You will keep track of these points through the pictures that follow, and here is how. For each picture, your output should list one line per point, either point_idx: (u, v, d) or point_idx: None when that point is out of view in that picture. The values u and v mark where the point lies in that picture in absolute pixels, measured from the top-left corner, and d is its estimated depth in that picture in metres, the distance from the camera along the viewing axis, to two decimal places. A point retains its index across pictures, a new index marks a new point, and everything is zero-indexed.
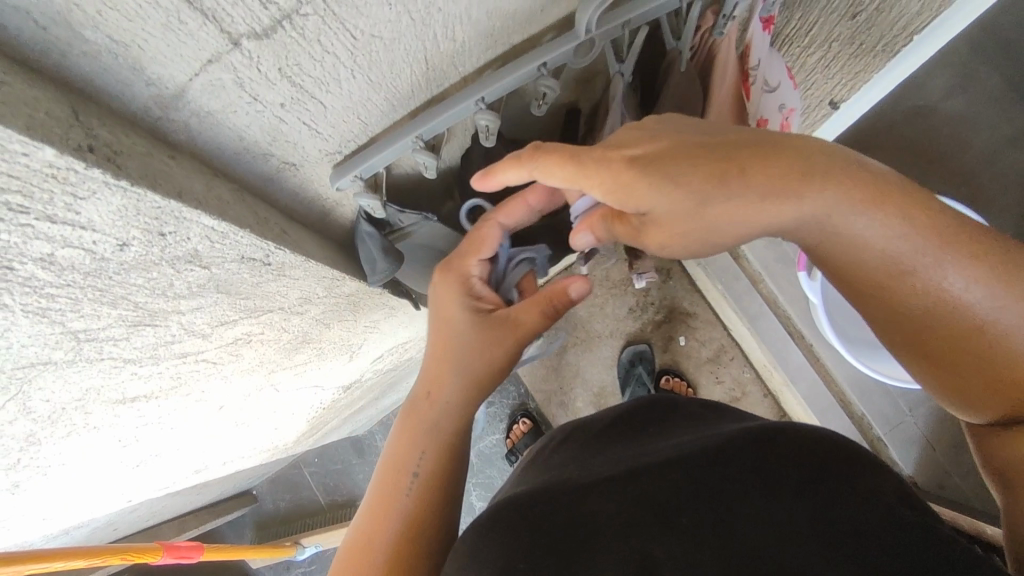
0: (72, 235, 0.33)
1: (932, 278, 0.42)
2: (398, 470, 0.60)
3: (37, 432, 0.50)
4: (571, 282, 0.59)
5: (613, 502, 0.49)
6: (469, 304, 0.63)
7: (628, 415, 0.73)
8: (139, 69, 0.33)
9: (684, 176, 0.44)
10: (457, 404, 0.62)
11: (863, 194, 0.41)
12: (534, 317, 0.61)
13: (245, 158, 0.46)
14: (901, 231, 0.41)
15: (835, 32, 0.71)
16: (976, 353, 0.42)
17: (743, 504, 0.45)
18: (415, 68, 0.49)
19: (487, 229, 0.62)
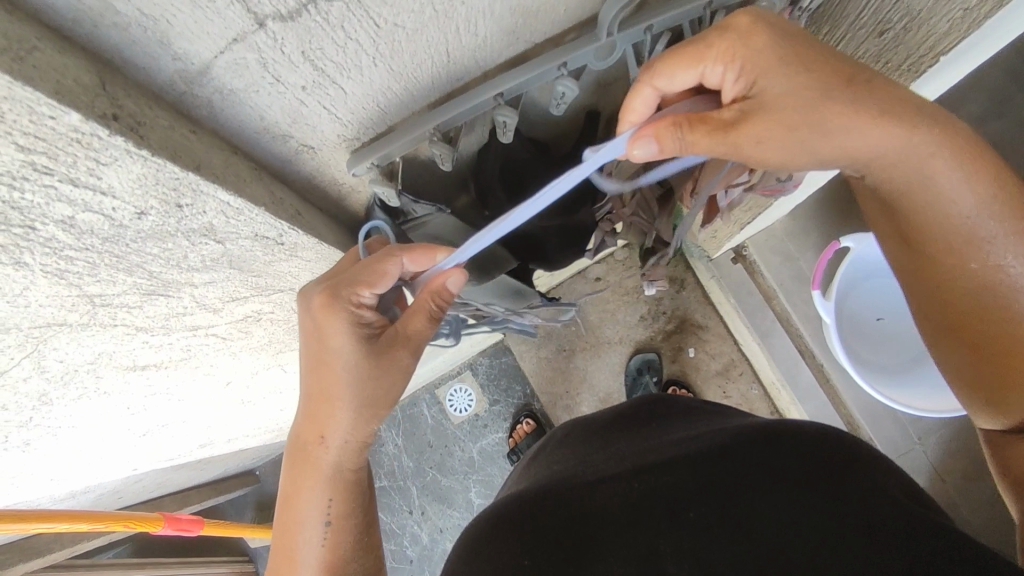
0: (92, 199, 0.34)
1: (994, 242, 0.48)
2: (295, 502, 0.60)
3: (49, 392, 0.52)
4: (446, 279, 0.55)
5: (625, 499, 0.51)
6: (354, 334, 0.55)
7: (630, 411, 0.74)
8: (166, 44, 0.34)
9: (819, 67, 0.43)
10: (352, 442, 0.59)
11: (958, 159, 0.45)
12: (423, 325, 0.58)
13: (264, 137, 0.47)
14: (979, 201, 0.47)
15: (863, 48, 0.70)
16: (1016, 331, 0.48)
17: (748, 503, 0.46)
18: (436, 59, 0.50)
19: (391, 266, 0.54)
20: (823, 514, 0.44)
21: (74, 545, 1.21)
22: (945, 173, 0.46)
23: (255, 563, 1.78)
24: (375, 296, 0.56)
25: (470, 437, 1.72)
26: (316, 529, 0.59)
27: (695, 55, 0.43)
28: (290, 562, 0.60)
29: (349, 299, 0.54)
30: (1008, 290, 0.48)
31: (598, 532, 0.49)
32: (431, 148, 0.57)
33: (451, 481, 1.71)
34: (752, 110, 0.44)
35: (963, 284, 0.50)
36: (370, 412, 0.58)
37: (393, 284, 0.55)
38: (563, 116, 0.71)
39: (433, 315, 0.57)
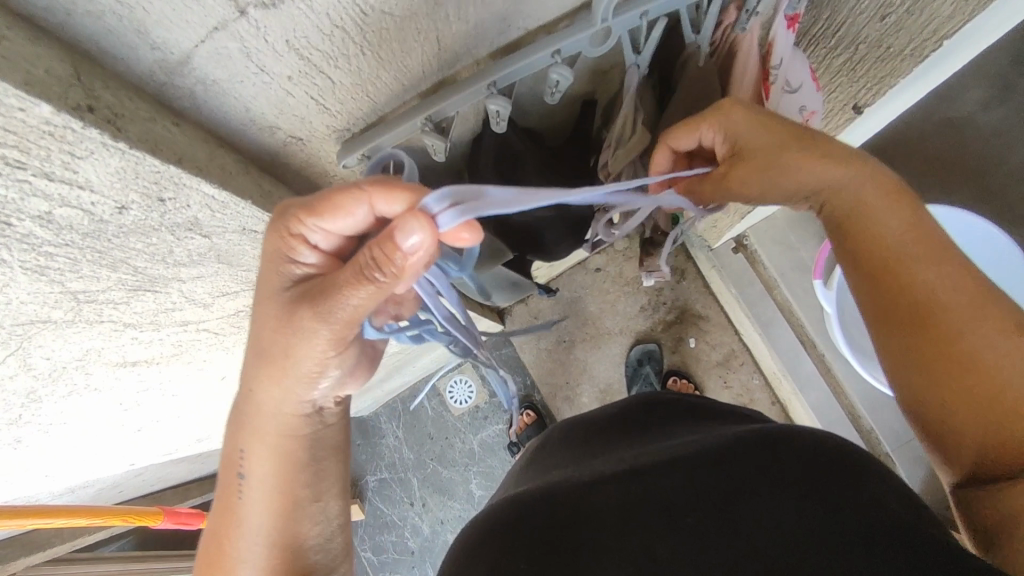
0: (70, 194, 0.33)
1: (922, 265, 0.48)
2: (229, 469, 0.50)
3: (37, 389, 0.51)
4: (397, 228, 0.35)
5: (624, 500, 0.50)
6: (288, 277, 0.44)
7: (627, 412, 0.73)
8: (144, 32, 0.33)
9: (776, 125, 0.50)
10: (290, 400, 0.48)
11: (884, 192, 0.50)
12: (351, 282, 0.39)
13: (251, 129, 0.46)
14: (909, 229, 0.49)
15: (864, 34, 0.69)
16: (961, 350, 0.46)
17: (747, 508, 0.46)
18: (426, 47, 0.48)
19: (337, 190, 0.39)
20: (823, 521, 0.44)
21: (74, 539, 1.21)
22: (878, 204, 0.50)
23: None
24: (325, 236, 0.42)
25: (470, 428, 1.72)
26: (242, 505, 0.50)
27: (694, 125, 0.50)
28: (224, 539, 0.50)
29: (284, 227, 0.41)
30: (948, 314, 0.47)
31: (594, 531, 0.48)
32: (423, 138, 0.56)
33: (451, 473, 1.71)
34: (738, 161, 0.50)
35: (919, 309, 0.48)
36: (312, 374, 0.46)
37: (341, 224, 0.41)
38: (558, 105, 0.69)
39: (363, 271, 0.38)
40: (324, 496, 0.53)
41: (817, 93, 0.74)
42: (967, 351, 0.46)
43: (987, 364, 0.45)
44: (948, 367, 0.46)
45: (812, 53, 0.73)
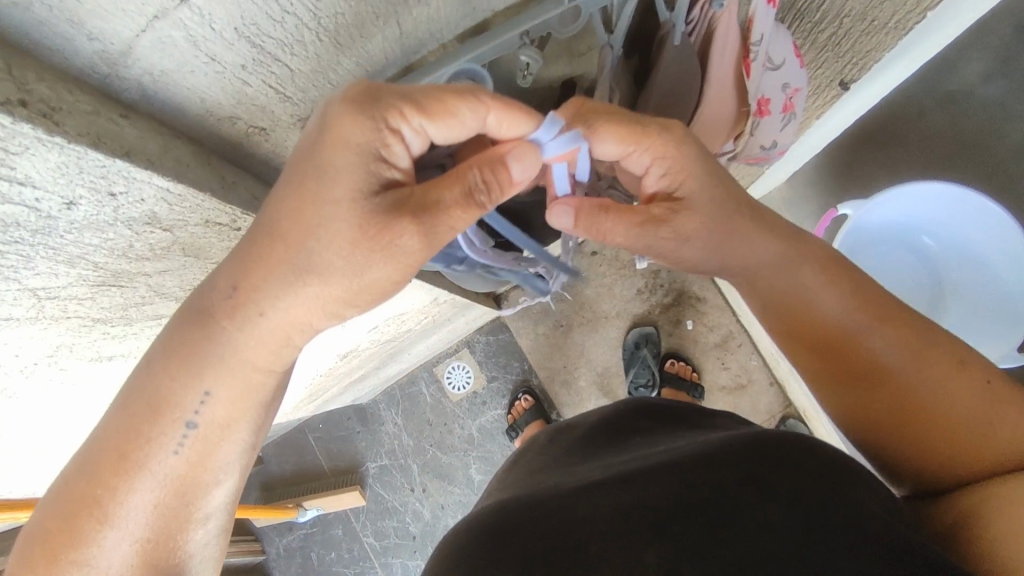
0: (11, 190, 0.32)
1: (867, 332, 0.54)
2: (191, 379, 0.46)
3: (10, 385, 0.51)
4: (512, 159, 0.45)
5: (612, 512, 0.49)
6: (375, 172, 0.43)
7: (616, 419, 0.72)
8: (78, 23, 0.32)
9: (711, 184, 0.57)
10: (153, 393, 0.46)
11: (817, 271, 0.57)
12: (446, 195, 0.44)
13: (210, 121, 0.46)
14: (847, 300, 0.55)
15: (848, 6, 0.67)
16: (913, 400, 0.51)
17: (731, 517, 0.45)
18: (387, 32, 0.47)
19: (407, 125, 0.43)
20: (808, 526, 0.43)
21: None
22: (812, 282, 0.57)
23: (261, 542, 1.81)
24: (420, 138, 0.44)
25: (469, 414, 1.73)
26: (171, 456, 0.47)
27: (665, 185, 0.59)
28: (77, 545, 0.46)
29: (383, 117, 0.42)
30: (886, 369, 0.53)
31: (579, 544, 0.47)
32: None
33: (451, 458, 1.72)
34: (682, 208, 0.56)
35: (848, 355, 0.55)
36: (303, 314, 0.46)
37: (450, 130, 0.44)
38: (534, 87, 0.68)
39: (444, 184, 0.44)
40: (245, 451, 0.50)
41: (800, 69, 0.72)
42: (917, 400, 0.51)
43: (931, 402, 0.50)
44: (891, 406, 0.52)
45: (796, 28, 0.70)
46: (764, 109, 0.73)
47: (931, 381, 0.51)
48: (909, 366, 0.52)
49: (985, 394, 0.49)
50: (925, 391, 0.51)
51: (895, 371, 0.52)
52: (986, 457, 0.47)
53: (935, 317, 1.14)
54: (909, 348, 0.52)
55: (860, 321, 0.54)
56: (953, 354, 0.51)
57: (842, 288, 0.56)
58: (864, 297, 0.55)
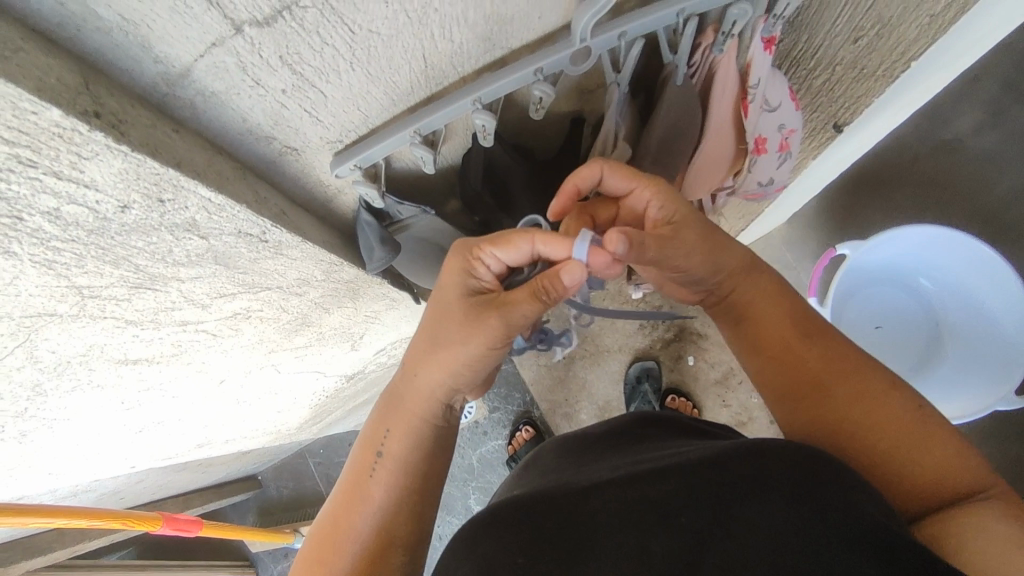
0: (77, 192, 0.36)
1: (811, 335, 0.56)
2: (370, 444, 0.62)
3: (43, 382, 0.54)
4: (560, 270, 0.51)
5: (618, 505, 0.48)
6: (467, 288, 0.60)
7: (624, 429, 0.74)
8: (148, 46, 0.37)
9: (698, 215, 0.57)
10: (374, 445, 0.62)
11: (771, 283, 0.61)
12: (524, 302, 0.54)
13: (248, 139, 0.50)
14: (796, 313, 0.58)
15: (839, 55, 0.72)
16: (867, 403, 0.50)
17: (737, 510, 0.44)
18: (413, 64, 0.52)
19: (519, 238, 0.55)
20: (807, 521, 0.42)
21: (76, 543, 1.23)
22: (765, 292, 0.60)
23: (257, 567, 1.81)
24: (502, 250, 0.56)
25: (470, 443, 1.76)
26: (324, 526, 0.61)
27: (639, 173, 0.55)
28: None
29: (464, 256, 0.59)
30: (848, 375, 0.52)
31: (585, 536, 0.47)
32: (413, 148, 0.60)
33: (451, 488, 1.75)
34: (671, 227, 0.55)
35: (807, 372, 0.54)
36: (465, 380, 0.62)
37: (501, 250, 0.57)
38: (545, 121, 0.73)
39: (535, 295, 0.53)
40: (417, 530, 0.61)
41: (796, 112, 0.77)
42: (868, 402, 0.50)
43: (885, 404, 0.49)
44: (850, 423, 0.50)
45: (791, 72, 0.77)
46: (761, 148, 0.78)
47: (882, 396, 0.50)
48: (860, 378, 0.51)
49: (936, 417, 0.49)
50: (880, 403, 0.49)
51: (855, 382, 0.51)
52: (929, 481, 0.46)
53: (934, 359, 1.17)
54: (865, 373, 0.52)
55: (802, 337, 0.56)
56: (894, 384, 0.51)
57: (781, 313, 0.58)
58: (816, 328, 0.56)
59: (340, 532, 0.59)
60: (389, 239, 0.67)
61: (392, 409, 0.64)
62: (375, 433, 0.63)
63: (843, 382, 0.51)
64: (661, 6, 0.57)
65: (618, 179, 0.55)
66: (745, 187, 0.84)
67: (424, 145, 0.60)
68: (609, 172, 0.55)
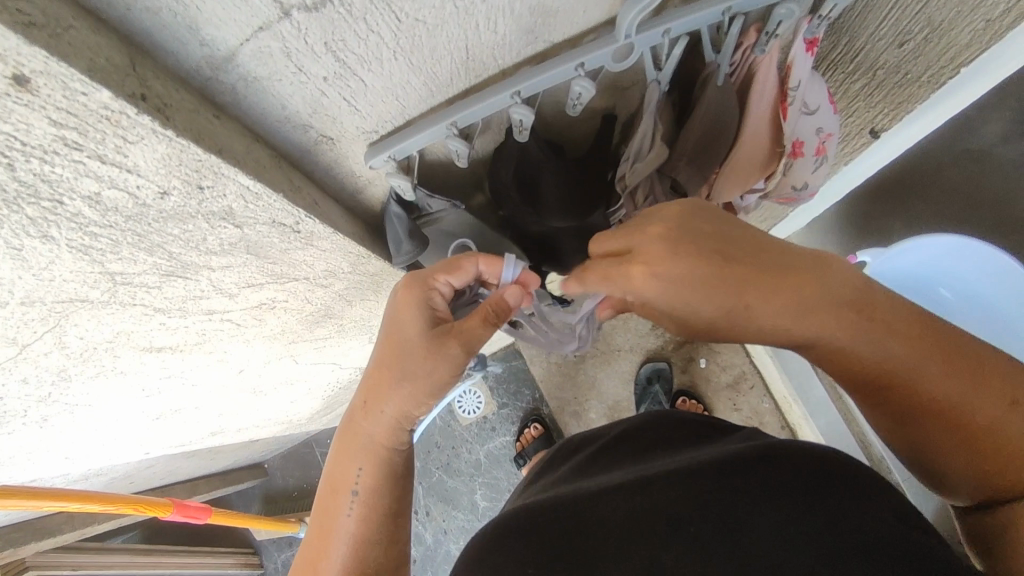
0: (118, 176, 0.35)
1: (903, 364, 0.44)
2: (337, 486, 0.58)
3: (68, 368, 0.53)
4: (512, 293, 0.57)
5: (626, 513, 0.47)
6: (424, 317, 0.59)
7: (636, 428, 0.73)
8: (195, 29, 0.36)
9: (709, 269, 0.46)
10: (340, 473, 0.59)
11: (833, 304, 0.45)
12: (480, 328, 0.57)
13: (285, 127, 0.49)
14: (875, 333, 0.45)
15: (883, 59, 0.70)
16: (953, 418, 0.43)
17: (746, 520, 0.43)
18: (455, 55, 0.51)
19: (467, 260, 0.59)
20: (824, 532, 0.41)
21: (85, 527, 1.22)
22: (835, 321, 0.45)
23: (261, 555, 1.81)
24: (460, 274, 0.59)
25: (478, 438, 1.75)
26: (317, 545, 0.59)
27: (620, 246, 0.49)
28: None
29: (422, 286, 0.59)
30: (931, 393, 0.44)
31: (596, 541, 0.46)
32: (449, 142, 0.58)
33: (457, 482, 1.74)
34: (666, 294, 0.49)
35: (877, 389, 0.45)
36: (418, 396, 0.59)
37: (459, 275, 0.60)
38: (579, 117, 0.71)
39: (490, 320, 0.57)
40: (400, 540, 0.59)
41: (834, 115, 0.75)
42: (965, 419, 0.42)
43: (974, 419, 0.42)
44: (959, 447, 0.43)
45: (830, 74, 0.75)
46: (798, 151, 0.76)
47: (961, 389, 0.43)
48: (943, 378, 0.43)
49: None
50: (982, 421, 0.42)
51: (936, 387, 0.43)
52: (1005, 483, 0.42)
53: None
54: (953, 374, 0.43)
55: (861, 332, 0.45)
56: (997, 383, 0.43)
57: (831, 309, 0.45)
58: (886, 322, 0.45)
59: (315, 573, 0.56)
60: (419, 233, 0.66)
61: (350, 431, 0.60)
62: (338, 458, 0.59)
63: (926, 387, 0.44)
64: (709, 4, 0.56)
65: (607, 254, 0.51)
66: (777, 191, 0.83)
67: (460, 139, 0.59)
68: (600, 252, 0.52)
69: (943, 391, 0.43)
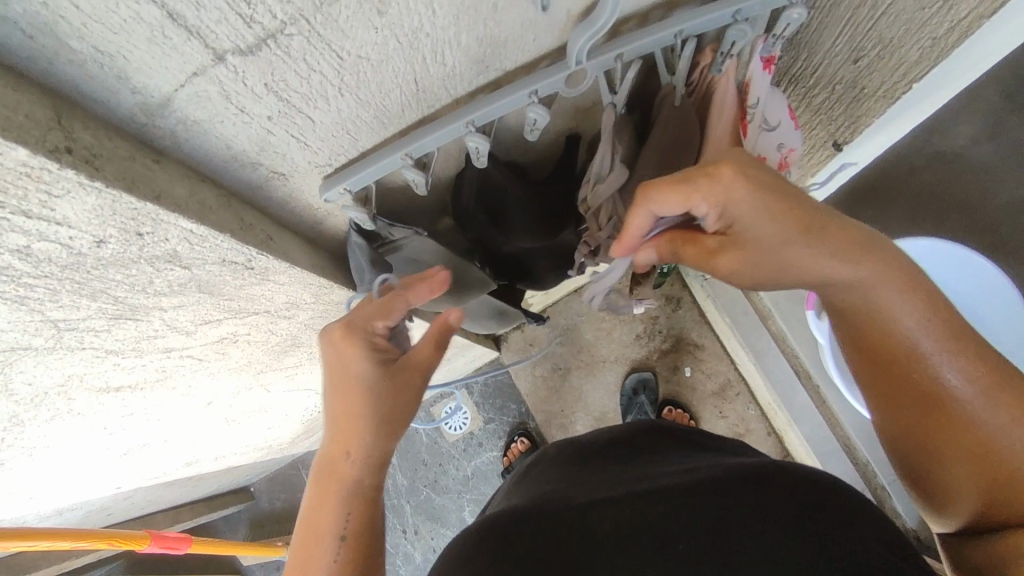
0: (48, 230, 0.35)
1: (939, 355, 0.46)
2: (317, 528, 0.56)
3: (20, 413, 0.52)
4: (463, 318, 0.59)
5: (617, 524, 0.46)
6: (375, 359, 0.57)
7: (622, 438, 0.72)
8: (125, 78, 0.36)
9: (782, 214, 0.45)
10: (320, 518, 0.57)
11: (896, 281, 0.46)
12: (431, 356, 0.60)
13: (234, 166, 0.48)
14: (923, 321, 0.46)
15: (839, 74, 0.71)
16: (957, 421, 0.46)
17: (735, 540, 0.42)
18: (404, 88, 0.50)
19: (400, 300, 0.56)
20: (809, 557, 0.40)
21: (61, 562, 1.21)
22: (891, 294, 0.46)
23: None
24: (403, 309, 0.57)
25: (465, 454, 1.75)
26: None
27: (686, 191, 0.44)
28: None
29: (365, 329, 0.57)
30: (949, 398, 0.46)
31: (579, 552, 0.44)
32: (405, 172, 0.58)
33: (445, 500, 1.73)
34: (729, 243, 0.47)
35: (891, 346, 0.48)
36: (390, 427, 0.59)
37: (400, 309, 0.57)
38: (540, 140, 0.71)
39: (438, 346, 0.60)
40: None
41: (795, 130, 0.76)
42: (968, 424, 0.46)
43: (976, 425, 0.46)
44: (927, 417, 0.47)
45: (791, 89, 0.75)
46: None
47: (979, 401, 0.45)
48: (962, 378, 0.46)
49: None
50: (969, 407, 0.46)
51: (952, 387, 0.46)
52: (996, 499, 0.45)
53: None
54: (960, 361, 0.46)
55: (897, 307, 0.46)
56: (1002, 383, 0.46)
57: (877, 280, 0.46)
58: (926, 308, 0.46)
59: None
60: (384, 263, 0.66)
61: (329, 471, 0.58)
62: (317, 503, 0.58)
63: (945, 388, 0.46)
64: (659, 28, 0.56)
65: (668, 203, 0.45)
66: None
67: (416, 168, 0.59)
68: (656, 200, 0.45)
69: (957, 376, 0.46)
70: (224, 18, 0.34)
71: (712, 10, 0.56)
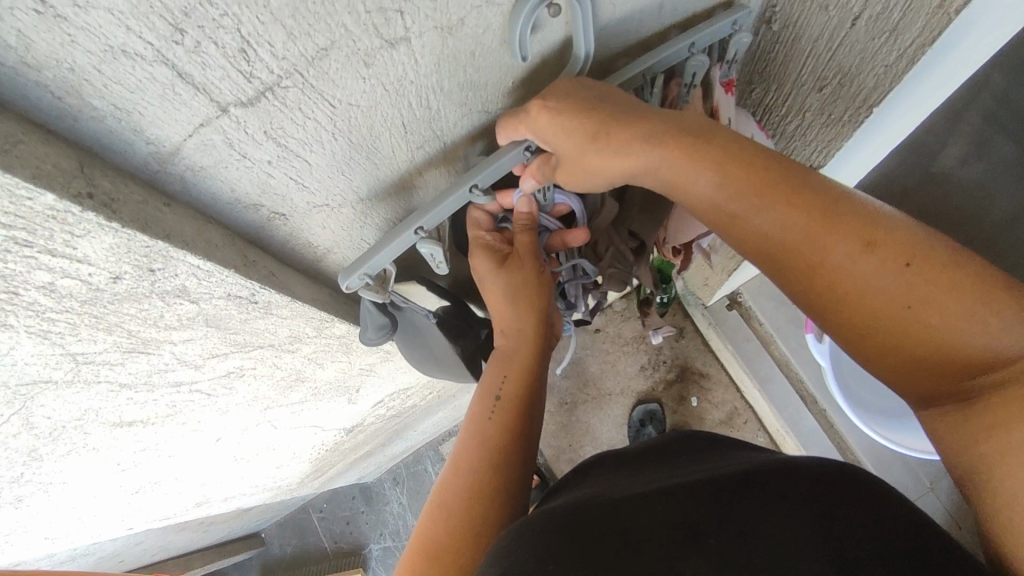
0: (70, 266, 0.39)
1: (778, 219, 0.47)
2: (485, 396, 0.74)
3: (39, 447, 0.56)
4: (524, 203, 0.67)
5: (648, 520, 0.48)
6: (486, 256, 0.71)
7: (655, 447, 0.75)
8: (140, 131, 0.40)
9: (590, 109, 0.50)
10: (487, 393, 0.74)
11: (714, 162, 0.49)
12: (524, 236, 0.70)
13: (236, 208, 0.52)
14: (768, 201, 0.48)
15: (807, 102, 0.75)
16: (848, 289, 0.45)
17: (762, 524, 0.45)
18: (394, 131, 0.55)
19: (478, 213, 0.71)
20: (832, 535, 0.43)
21: None
22: (716, 174, 0.49)
23: None
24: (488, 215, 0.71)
25: None
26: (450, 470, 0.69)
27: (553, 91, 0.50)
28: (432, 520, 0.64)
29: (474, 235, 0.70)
30: (826, 263, 0.46)
31: (617, 544, 0.46)
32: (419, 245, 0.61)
33: None
34: (606, 137, 0.51)
35: (761, 237, 0.49)
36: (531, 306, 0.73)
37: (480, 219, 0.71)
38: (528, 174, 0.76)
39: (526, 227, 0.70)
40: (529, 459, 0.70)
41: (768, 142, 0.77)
42: (853, 284, 0.45)
43: (860, 279, 0.45)
44: (818, 292, 0.47)
45: (765, 116, 0.80)
46: None
47: (858, 260, 0.45)
48: (836, 243, 0.45)
49: (920, 267, 0.43)
50: (829, 256, 0.46)
51: (828, 253, 0.46)
52: (936, 344, 0.43)
53: None
54: (790, 209, 0.47)
55: (752, 200, 0.48)
56: (866, 232, 0.45)
57: (729, 169, 0.49)
58: (767, 184, 0.48)
59: (445, 495, 0.66)
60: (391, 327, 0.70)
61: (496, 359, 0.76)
62: (489, 380, 0.75)
63: (824, 260, 0.46)
64: (631, 67, 0.59)
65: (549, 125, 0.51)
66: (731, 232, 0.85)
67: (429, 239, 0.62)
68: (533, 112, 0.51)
69: (806, 235, 0.46)
70: (227, 75, 0.39)
71: (673, 46, 0.59)
